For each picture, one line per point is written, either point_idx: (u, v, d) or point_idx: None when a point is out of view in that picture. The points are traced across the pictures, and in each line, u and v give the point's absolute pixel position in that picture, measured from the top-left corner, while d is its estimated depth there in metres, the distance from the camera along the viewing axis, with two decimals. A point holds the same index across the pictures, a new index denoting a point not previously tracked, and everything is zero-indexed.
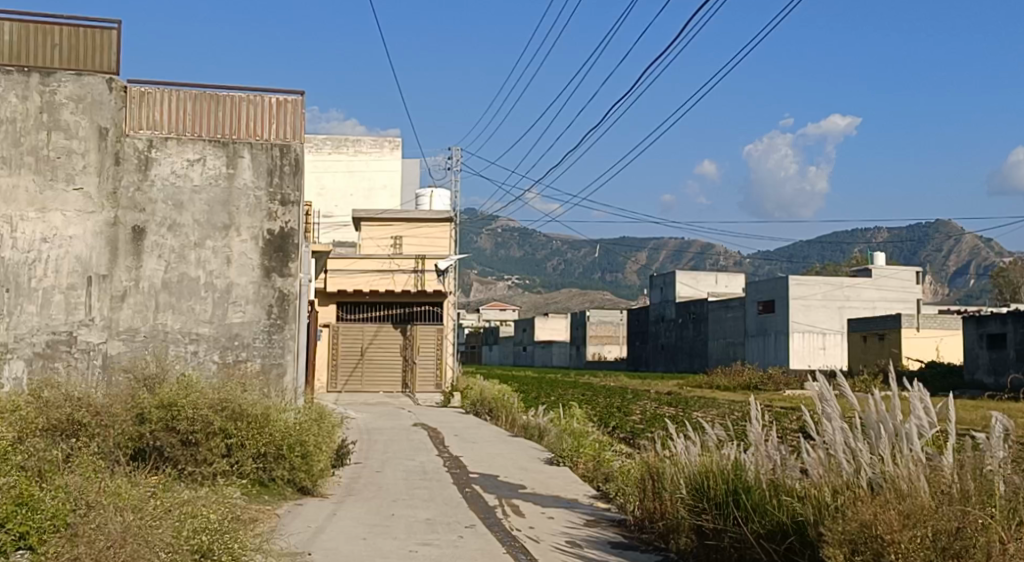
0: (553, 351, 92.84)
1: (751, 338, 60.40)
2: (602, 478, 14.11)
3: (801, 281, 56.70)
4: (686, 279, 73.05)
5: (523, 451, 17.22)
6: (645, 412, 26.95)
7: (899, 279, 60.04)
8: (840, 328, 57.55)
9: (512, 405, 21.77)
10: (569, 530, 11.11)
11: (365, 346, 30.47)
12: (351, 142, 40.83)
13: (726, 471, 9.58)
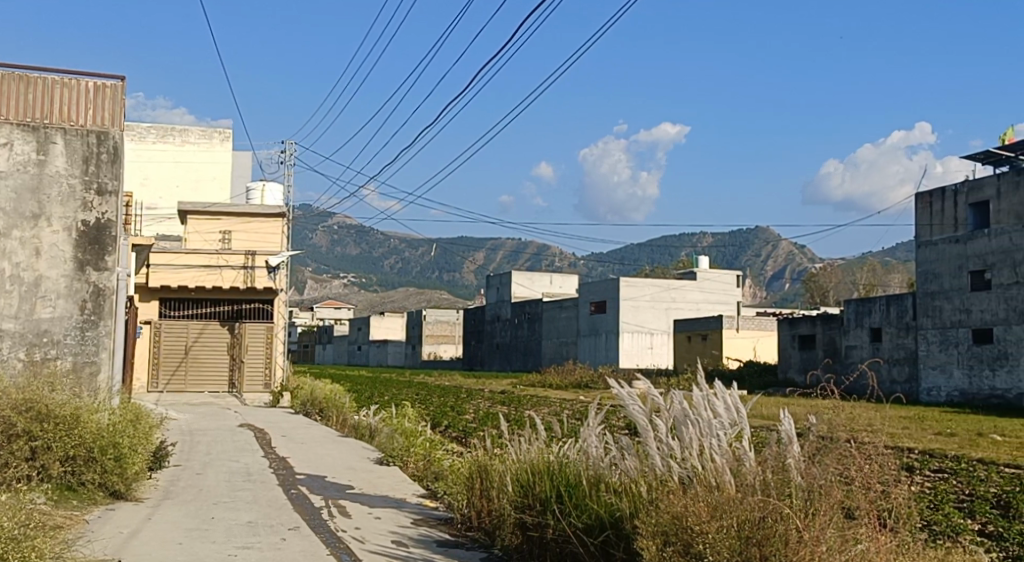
0: (389, 350, 92.26)
1: (584, 338, 61.84)
2: (431, 477, 14.13)
3: (631, 282, 58.52)
4: (521, 279, 74.03)
5: (353, 451, 17.03)
6: (477, 411, 27.08)
7: (721, 283, 62.89)
8: (666, 328, 59.75)
9: (343, 404, 21.49)
10: (396, 529, 11.06)
11: (189, 345, 29.30)
12: (178, 132, 39.30)
13: (549, 466, 9.78)
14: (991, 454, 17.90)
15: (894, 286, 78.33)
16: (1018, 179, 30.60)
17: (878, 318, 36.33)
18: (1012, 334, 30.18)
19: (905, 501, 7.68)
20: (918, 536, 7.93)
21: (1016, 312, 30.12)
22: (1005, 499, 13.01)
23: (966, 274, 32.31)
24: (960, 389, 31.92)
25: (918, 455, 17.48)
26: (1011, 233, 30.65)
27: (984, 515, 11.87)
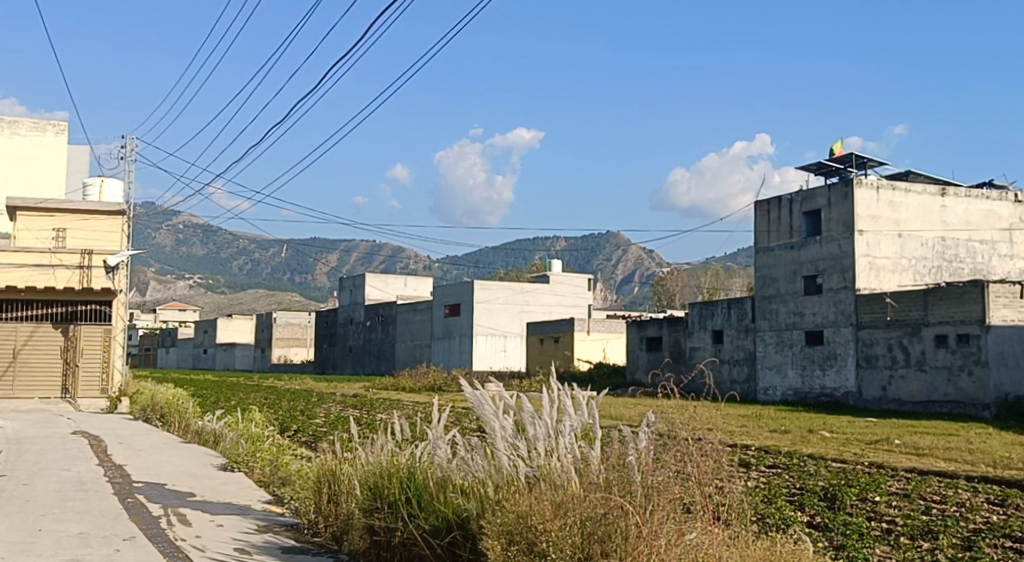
0: (236, 353, 89.73)
1: (437, 341, 61.81)
2: (278, 483, 13.85)
3: (485, 285, 58.89)
4: (374, 281, 73.36)
5: (196, 457, 16.50)
6: (327, 415, 26.67)
7: (573, 286, 64.02)
8: (519, 331, 60.44)
9: (185, 409, 20.79)
10: (238, 536, 10.77)
11: (18, 348, 27.68)
12: (7, 123, 37.20)
13: (398, 468, 9.75)
14: (820, 449, 18.91)
15: (735, 291, 81.79)
16: (846, 190, 32.37)
17: (720, 320, 37.79)
18: (840, 335, 31.96)
19: (735, 494, 8.03)
20: (750, 529, 8.29)
21: (844, 315, 31.91)
22: (831, 492, 13.76)
23: (800, 279, 34.00)
24: (794, 388, 33.63)
25: (755, 452, 18.26)
26: (840, 241, 32.42)
27: (812, 507, 12.51)
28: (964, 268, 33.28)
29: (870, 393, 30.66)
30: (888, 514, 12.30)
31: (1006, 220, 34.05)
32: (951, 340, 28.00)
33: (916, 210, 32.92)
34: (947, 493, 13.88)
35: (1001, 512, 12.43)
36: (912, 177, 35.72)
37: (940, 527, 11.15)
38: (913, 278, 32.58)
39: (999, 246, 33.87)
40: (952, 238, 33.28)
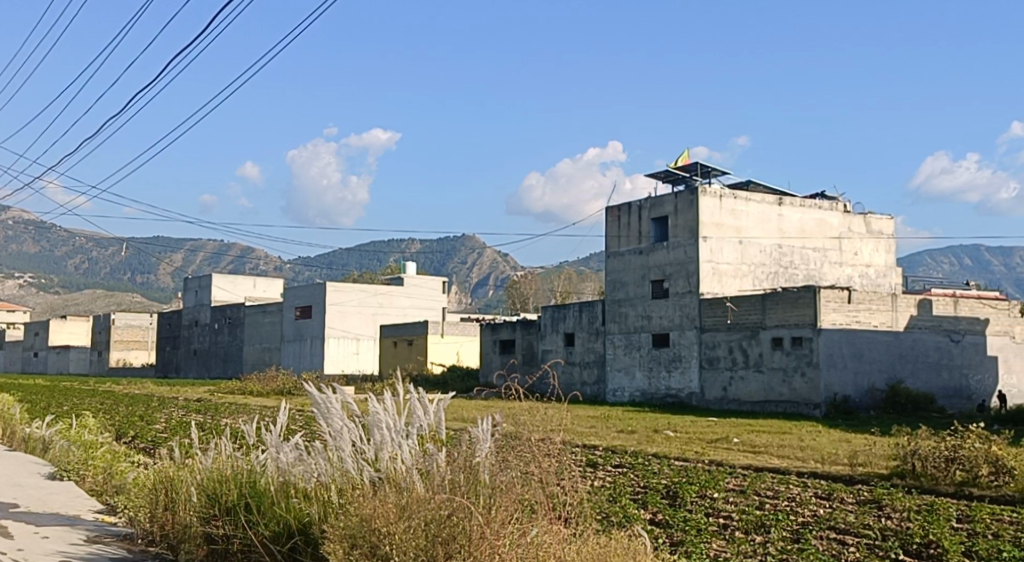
0: (71, 357, 85.34)
1: (287, 343, 60.49)
2: (111, 492, 13.23)
3: (337, 287, 58.05)
4: (221, 282, 71.21)
5: (21, 466, 15.56)
6: (168, 420, 25.67)
7: (427, 289, 63.84)
8: (372, 334, 59.81)
9: (12, 415, 19.60)
10: (66, 548, 10.21)
11: None
12: None
13: (239, 474, 9.47)
14: (663, 448, 19.45)
15: (586, 294, 83.32)
16: (692, 197, 33.54)
17: (571, 323, 38.49)
18: (685, 338, 33.04)
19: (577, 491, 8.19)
20: (592, 527, 8.46)
21: (689, 318, 33.01)
22: (672, 489, 14.17)
23: (648, 283, 34.97)
24: (641, 389, 34.58)
25: (602, 452, 18.63)
26: (685, 247, 33.54)
27: (655, 505, 12.81)
28: (799, 275, 34.90)
29: (712, 393, 31.82)
30: (725, 509, 12.76)
31: (837, 229, 35.95)
32: (786, 343, 29.35)
33: (756, 219, 34.36)
34: (779, 488, 14.53)
35: (829, 506, 13.10)
36: (751, 187, 37.27)
37: (772, 521, 11.64)
38: (752, 283, 33.94)
39: (831, 253, 35.68)
40: (789, 246, 34.87)
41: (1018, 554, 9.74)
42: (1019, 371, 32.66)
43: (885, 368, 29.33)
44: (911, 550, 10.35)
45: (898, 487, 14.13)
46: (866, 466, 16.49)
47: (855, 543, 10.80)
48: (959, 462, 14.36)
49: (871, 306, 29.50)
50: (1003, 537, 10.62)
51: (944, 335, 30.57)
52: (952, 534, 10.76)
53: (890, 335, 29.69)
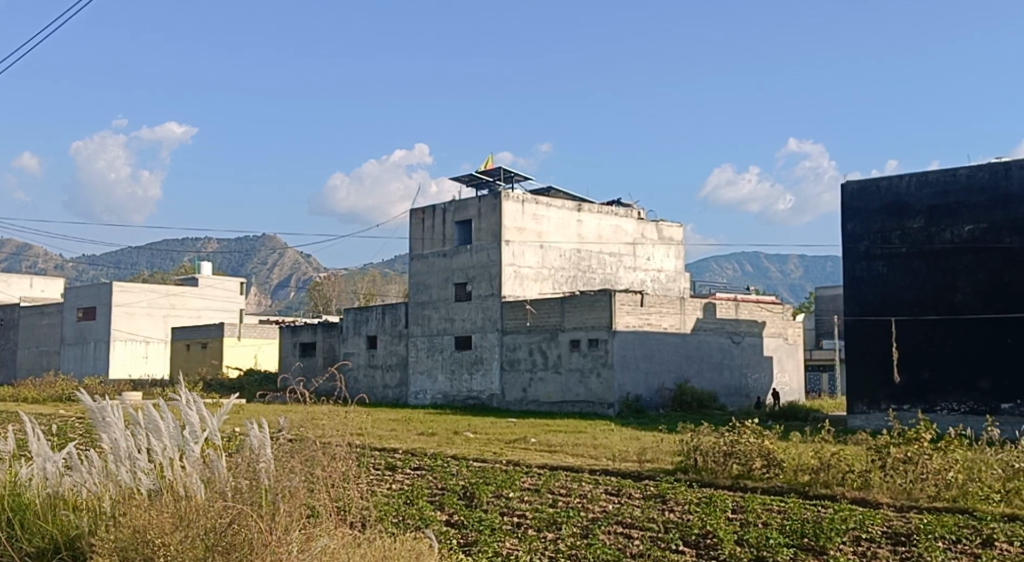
0: None
1: (68, 347, 56.87)
2: None
3: (124, 287, 55.10)
4: None
5: None
6: None
7: (223, 290, 61.64)
8: (163, 336, 57.13)
9: None
10: None
11: None
12: None
13: None
14: (462, 450, 19.59)
15: (391, 296, 82.98)
16: (494, 201, 33.91)
17: (374, 326, 38.17)
18: (486, 340, 33.43)
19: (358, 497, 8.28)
20: (370, 528, 8.49)
21: (490, 321, 33.43)
22: (469, 490, 14.26)
23: (451, 286, 35.14)
24: (443, 392, 34.74)
25: (400, 455, 18.52)
26: (488, 250, 33.92)
27: (451, 506, 12.85)
28: (596, 278, 36.05)
29: (512, 394, 32.39)
30: (519, 508, 12.94)
31: (631, 235, 37.38)
32: (583, 345, 30.23)
33: (556, 223, 35.16)
34: (572, 486, 14.91)
35: (617, 501, 13.58)
36: (552, 193, 38.20)
37: (564, 518, 11.93)
38: (552, 286, 34.73)
39: (625, 258, 37.09)
40: (586, 250, 35.95)
41: (782, 540, 10.44)
42: (791, 369, 35.12)
43: (673, 368, 30.83)
44: (689, 540, 10.89)
45: (681, 482, 14.86)
46: (653, 461, 17.21)
47: (639, 536, 11.24)
48: (735, 456, 15.20)
49: (661, 309, 30.85)
50: (772, 524, 11.36)
51: (726, 336, 32.47)
52: (727, 524, 11.38)
53: (678, 337, 31.17)
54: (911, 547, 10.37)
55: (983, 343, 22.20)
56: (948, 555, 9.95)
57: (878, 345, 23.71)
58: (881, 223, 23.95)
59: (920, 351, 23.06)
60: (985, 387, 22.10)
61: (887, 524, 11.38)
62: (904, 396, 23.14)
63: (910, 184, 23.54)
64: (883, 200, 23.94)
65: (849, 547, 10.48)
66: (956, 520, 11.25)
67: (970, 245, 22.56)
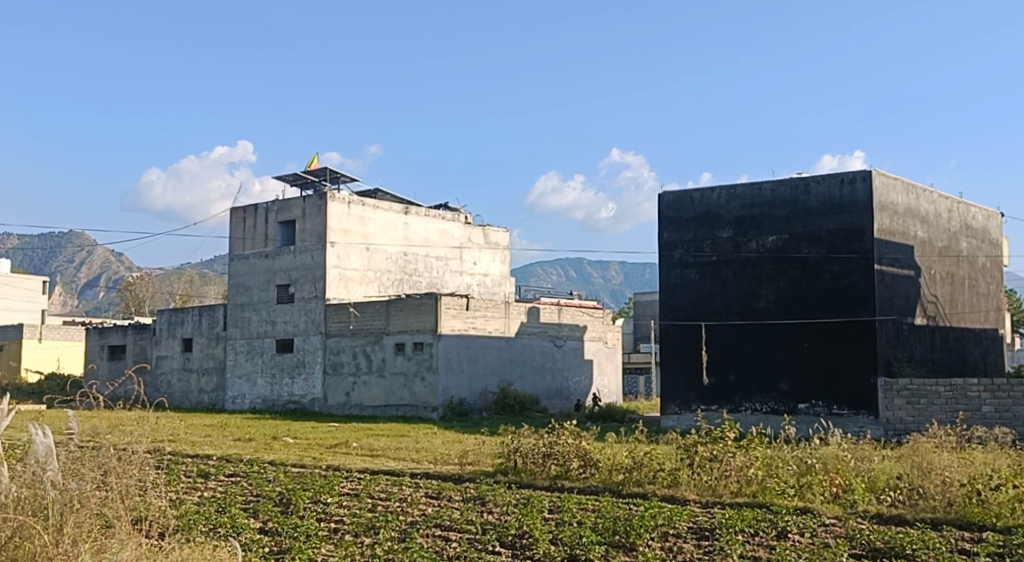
0: None
1: None
2: None
3: None
4: None
5: None
6: None
7: (24, 289, 57.84)
8: None
9: None
10: None
11: None
12: None
13: None
14: (280, 455, 19.14)
15: (210, 298, 80.15)
16: (319, 202, 33.28)
17: (190, 328, 36.78)
18: (309, 344, 32.81)
19: (158, 501, 8.28)
20: (170, 536, 8.55)
21: (313, 324, 32.82)
22: (286, 497, 13.91)
23: (272, 287, 34.28)
24: (262, 396, 33.87)
25: (214, 461, 17.92)
26: (312, 252, 33.26)
27: (266, 513, 12.52)
28: (422, 282, 36.00)
29: (334, 399, 31.94)
30: (336, 513, 12.75)
31: (457, 240, 37.54)
32: (408, 348, 30.16)
33: (383, 226, 34.86)
34: (392, 489, 14.82)
35: (437, 504, 13.59)
36: (379, 195, 37.91)
37: (382, 522, 11.82)
38: (377, 289, 34.43)
39: (452, 262, 37.22)
40: (413, 254, 35.83)
41: (594, 538, 10.73)
42: (610, 373, 36.16)
43: (496, 371, 31.18)
44: (506, 541, 11.03)
45: (500, 484, 15.05)
46: (474, 464, 17.32)
47: (456, 538, 11.30)
48: (554, 457, 15.58)
49: (486, 313, 31.07)
50: (586, 523, 11.66)
51: (549, 340, 33.13)
52: (542, 524, 11.60)
53: (502, 341, 31.55)
54: (712, 540, 10.89)
55: (783, 346, 23.52)
56: (745, 548, 10.46)
57: (690, 349, 24.82)
58: (693, 232, 25.06)
59: (727, 355, 24.27)
60: (784, 387, 23.42)
61: (693, 520, 11.89)
62: (712, 398, 24.34)
63: (720, 196, 24.75)
64: (697, 210, 25.05)
65: (656, 543, 10.90)
66: (754, 515, 11.88)
67: (773, 255, 23.91)
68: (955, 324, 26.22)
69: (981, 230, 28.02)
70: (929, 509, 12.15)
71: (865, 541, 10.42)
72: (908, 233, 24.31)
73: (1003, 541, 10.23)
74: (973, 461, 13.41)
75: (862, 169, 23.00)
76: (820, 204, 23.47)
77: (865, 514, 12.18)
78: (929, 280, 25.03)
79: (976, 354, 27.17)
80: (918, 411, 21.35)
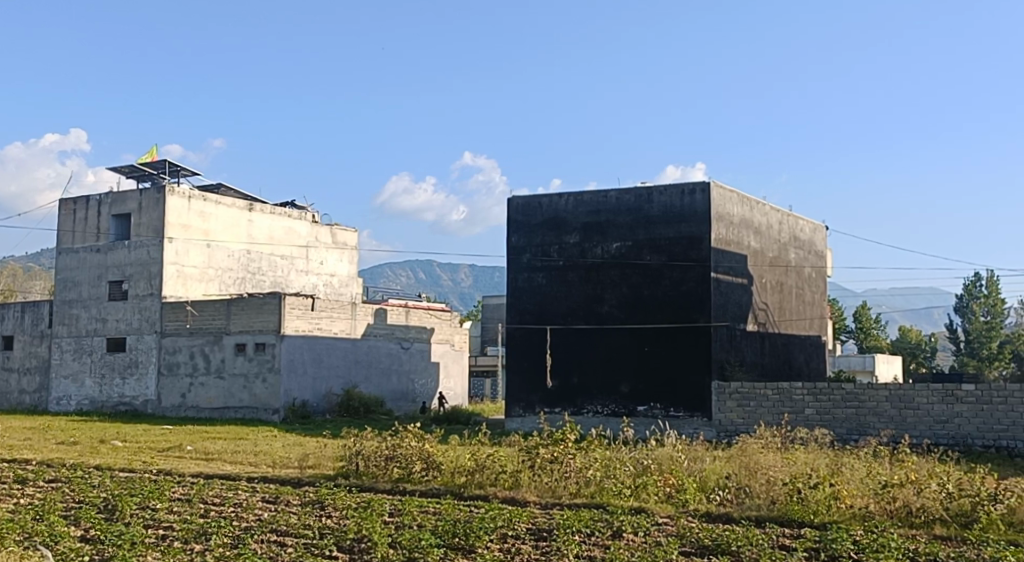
0: None
1: None
2: None
3: None
4: None
5: None
6: None
7: None
8: None
9: None
10: None
11: None
12: None
13: None
14: (108, 460, 18.26)
15: (35, 294, 75.67)
16: (157, 196, 31.95)
17: (11, 325, 34.71)
18: (142, 343, 31.46)
19: None
20: None
21: (148, 323, 31.47)
22: (111, 503, 13.25)
23: (104, 284, 32.71)
24: (90, 398, 32.26)
25: (34, 466, 16.92)
26: (148, 247, 31.87)
27: (89, 520, 11.90)
28: (266, 281, 35.06)
29: (169, 400, 30.74)
30: (166, 520, 12.25)
31: (303, 238, 36.83)
32: (249, 349, 29.34)
33: (225, 222, 33.76)
34: (227, 494, 14.37)
35: (273, 509, 13.25)
36: (222, 191, 36.77)
37: (214, 528, 11.43)
38: (218, 288, 33.29)
39: (297, 261, 36.48)
40: (256, 252, 34.85)
41: (433, 541, 10.69)
42: (456, 375, 36.22)
43: (341, 373, 30.72)
44: (343, 546, 10.86)
45: (340, 487, 14.81)
46: (314, 468, 17.00)
47: (292, 543, 11.05)
48: (396, 460, 15.47)
49: (332, 314, 30.56)
50: (426, 526, 11.61)
51: (395, 341, 32.92)
52: (381, 528, 11.48)
53: (348, 342, 31.12)
54: (550, 541, 11.04)
55: (624, 350, 24.12)
56: (581, 548, 10.64)
57: (535, 353, 25.18)
58: (541, 237, 25.43)
59: (570, 359, 24.74)
60: (624, 390, 24.03)
61: (532, 521, 12.04)
62: (555, 401, 24.75)
63: (567, 202, 25.19)
64: (544, 215, 25.42)
65: (495, 544, 10.97)
66: (592, 515, 12.12)
67: (616, 261, 24.52)
68: (783, 329, 27.57)
69: (807, 242, 29.57)
70: (754, 506, 12.71)
71: (694, 540, 10.80)
72: (742, 243, 25.39)
73: (819, 536, 10.80)
74: (795, 460, 14.11)
75: (701, 181, 23.85)
76: (662, 213, 24.23)
77: (695, 513, 12.62)
78: (760, 288, 26.23)
79: (801, 359, 28.62)
80: (747, 413, 22.27)
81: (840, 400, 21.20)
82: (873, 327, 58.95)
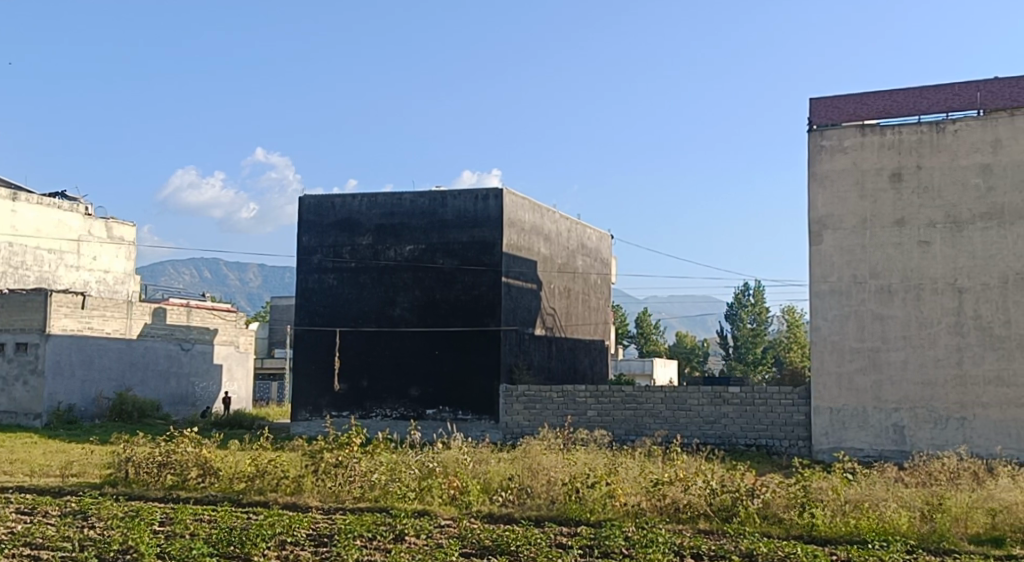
0: None
1: None
2: None
3: None
4: None
5: None
6: None
7: None
8: None
9: None
10: None
11: None
12: None
13: None
14: None
15: None
16: None
17: None
18: None
19: None
20: None
21: None
22: None
23: None
24: None
25: None
26: None
27: None
28: (30, 276, 32.48)
29: None
30: None
31: (74, 232, 34.69)
32: (9, 349, 27.16)
33: None
34: None
35: (28, 521, 12.28)
36: None
37: None
38: None
39: (67, 256, 34.15)
40: (19, 245, 32.23)
41: (205, 549, 10.24)
42: (241, 378, 34.94)
43: (114, 376, 28.99)
44: (106, 558, 10.21)
45: (106, 496, 13.94)
46: (78, 476, 15.88)
47: (48, 557, 10.28)
48: (170, 467, 14.69)
49: (105, 312, 28.78)
50: (199, 535, 11.09)
51: (175, 343, 31.40)
52: (149, 538, 10.89)
53: (121, 343, 29.40)
54: (330, 546, 10.82)
55: (414, 354, 24.10)
56: (362, 552, 10.50)
57: (324, 356, 24.73)
58: (333, 238, 25.00)
59: (360, 362, 24.46)
60: (414, 394, 24.00)
61: (312, 526, 11.76)
62: (343, 404, 24.40)
63: (361, 203, 24.89)
64: (337, 216, 25.01)
65: (272, 552, 10.63)
66: (374, 519, 11.98)
67: (408, 264, 24.45)
68: (568, 334, 28.34)
69: (593, 250, 30.56)
70: (534, 506, 13.02)
71: (475, 541, 10.91)
72: (531, 249, 25.91)
73: (594, 534, 11.16)
74: (575, 460, 14.56)
75: (493, 187, 24.15)
76: (455, 217, 24.34)
77: (477, 514, 12.76)
78: (548, 293, 26.86)
79: (585, 364, 29.53)
80: (533, 415, 22.71)
81: (620, 402, 22.02)
82: (652, 332, 61.72)
